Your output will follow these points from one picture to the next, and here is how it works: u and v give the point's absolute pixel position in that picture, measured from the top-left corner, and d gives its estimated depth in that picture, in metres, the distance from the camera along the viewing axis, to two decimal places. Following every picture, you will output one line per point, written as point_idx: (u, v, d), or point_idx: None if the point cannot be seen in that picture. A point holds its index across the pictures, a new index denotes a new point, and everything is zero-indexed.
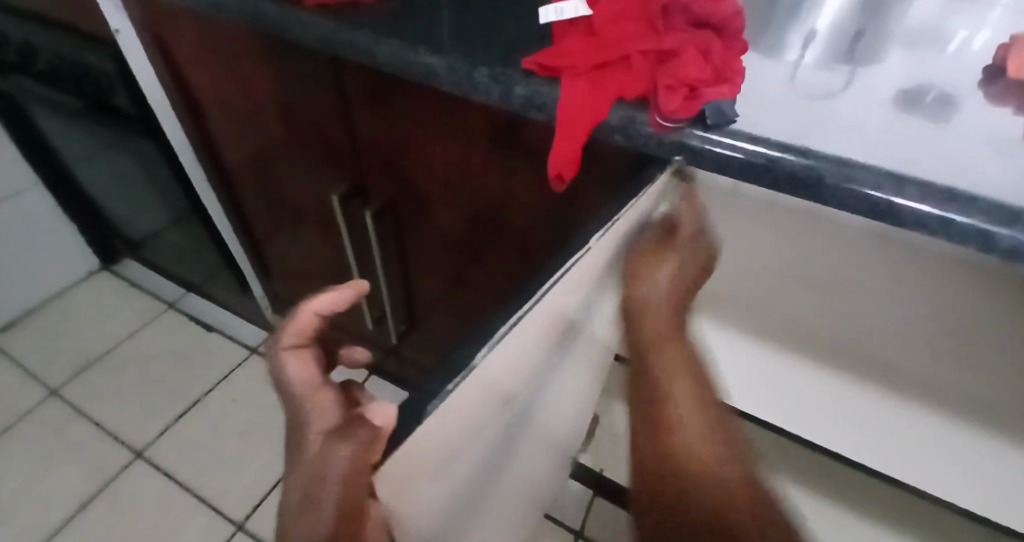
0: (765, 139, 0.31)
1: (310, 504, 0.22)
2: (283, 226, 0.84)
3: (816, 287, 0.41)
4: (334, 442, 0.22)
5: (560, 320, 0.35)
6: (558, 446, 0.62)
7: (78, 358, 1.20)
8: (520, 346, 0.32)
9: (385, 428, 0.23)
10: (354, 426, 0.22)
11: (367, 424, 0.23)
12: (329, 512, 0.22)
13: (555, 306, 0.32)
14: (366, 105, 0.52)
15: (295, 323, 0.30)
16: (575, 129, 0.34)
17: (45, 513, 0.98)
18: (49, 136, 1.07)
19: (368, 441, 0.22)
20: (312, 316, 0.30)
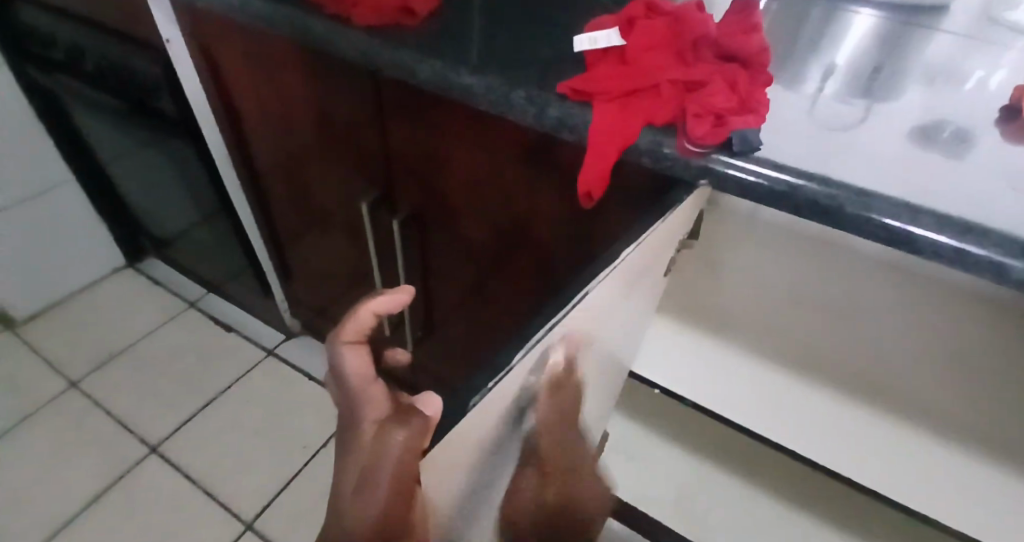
0: (789, 167, 0.33)
1: (364, 483, 0.24)
2: (309, 231, 0.86)
3: (836, 313, 0.44)
4: (388, 429, 0.24)
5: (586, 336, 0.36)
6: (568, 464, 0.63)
7: (99, 352, 1.23)
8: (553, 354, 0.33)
9: (433, 419, 0.25)
10: (409, 415, 0.24)
11: (419, 414, 0.25)
12: (384, 488, 0.23)
13: (584, 319, 0.34)
14: (402, 119, 0.55)
15: (355, 318, 0.30)
16: (606, 150, 0.36)
17: (60, 503, 0.99)
18: (87, 134, 1.11)
19: (420, 429, 0.24)
20: (371, 315, 0.31)
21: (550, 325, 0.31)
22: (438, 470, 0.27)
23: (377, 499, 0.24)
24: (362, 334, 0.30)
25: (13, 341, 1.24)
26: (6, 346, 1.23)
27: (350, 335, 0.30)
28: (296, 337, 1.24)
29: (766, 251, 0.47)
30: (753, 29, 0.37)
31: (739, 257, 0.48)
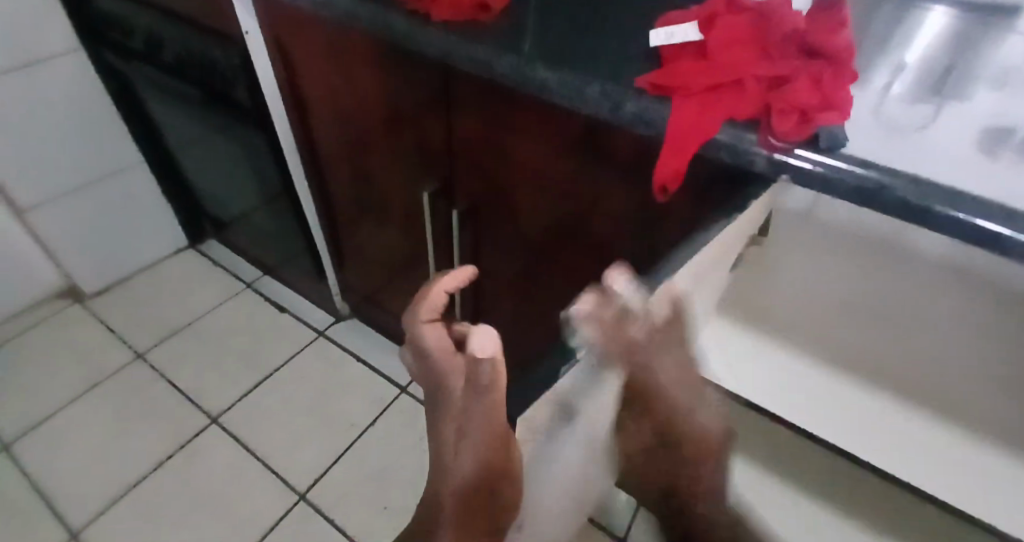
0: (874, 164, 0.33)
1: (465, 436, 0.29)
2: (366, 219, 0.89)
3: (885, 323, 0.44)
4: (473, 389, 0.28)
5: None
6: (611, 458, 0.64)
7: (163, 327, 1.30)
8: None
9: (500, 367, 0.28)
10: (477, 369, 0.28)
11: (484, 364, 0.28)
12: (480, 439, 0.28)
13: None
14: (469, 111, 0.57)
15: (428, 303, 0.34)
16: (685, 145, 0.36)
17: (129, 465, 1.06)
18: (158, 120, 1.18)
19: (491, 378, 0.28)
20: (441, 295, 0.35)
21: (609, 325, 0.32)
22: (529, 428, 0.29)
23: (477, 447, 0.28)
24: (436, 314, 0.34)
25: (86, 313, 1.33)
26: (79, 318, 1.32)
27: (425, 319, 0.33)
28: (345, 321, 1.30)
29: (824, 252, 0.46)
30: (841, 27, 0.37)
31: (789, 260, 0.48)
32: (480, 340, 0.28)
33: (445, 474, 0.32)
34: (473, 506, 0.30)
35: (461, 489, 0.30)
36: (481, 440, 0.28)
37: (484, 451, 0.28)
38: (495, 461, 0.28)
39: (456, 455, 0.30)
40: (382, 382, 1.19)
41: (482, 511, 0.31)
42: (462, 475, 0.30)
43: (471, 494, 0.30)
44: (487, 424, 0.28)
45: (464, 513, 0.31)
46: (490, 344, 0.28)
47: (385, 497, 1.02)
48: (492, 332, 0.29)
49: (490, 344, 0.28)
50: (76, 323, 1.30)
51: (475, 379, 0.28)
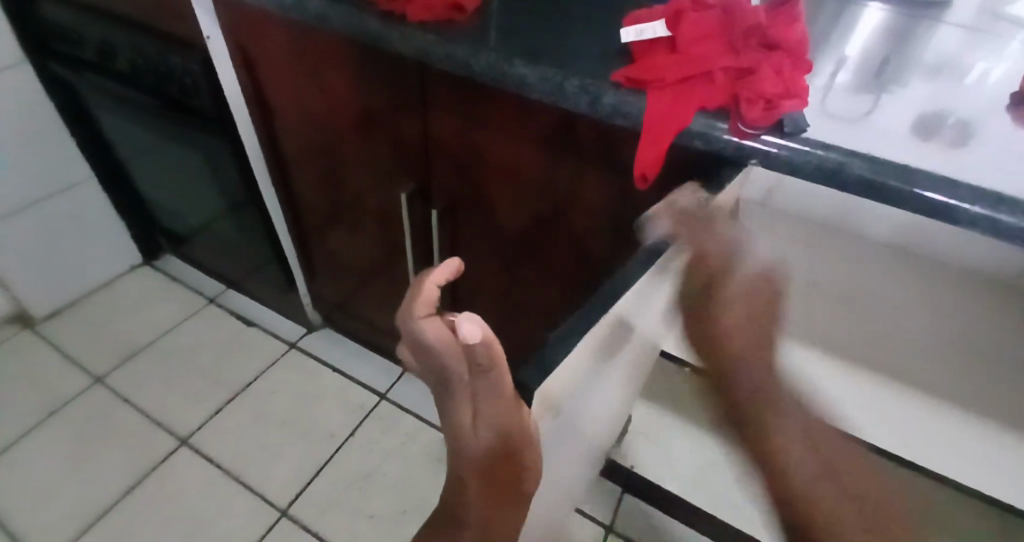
0: (833, 146, 0.36)
1: (478, 416, 0.30)
2: (337, 223, 0.88)
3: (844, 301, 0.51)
4: (479, 378, 0.29)
5: (622, 326, 0.38)
6: (597, 447, 0.65)
7: (123, 348, 1.25)
8: (595, 342, 0.35)
9: (498, 351, 0.28)
10: (477, 359, 0.28)
11: (483, 351, 0.28)
12: (492, 420, 0.29)
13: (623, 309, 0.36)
14: (445, 111, 0.58)
15: (421, 298, 0.33)
16: (662, 134, 0.39)
17: (93, 494, 1.01)
18: (108, 132, 1.13)
19: (492, 363, 0.28)
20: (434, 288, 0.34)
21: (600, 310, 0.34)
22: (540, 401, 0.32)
23: (490, 427, 0.30)
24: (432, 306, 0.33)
25: (36, 339, 1.25)
26: (28, 344, 1.24)
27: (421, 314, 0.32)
28: (318, 331, 1.28)
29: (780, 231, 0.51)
30: (796, 22, 0.40)
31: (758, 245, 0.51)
32: (466, 329, 0.28)
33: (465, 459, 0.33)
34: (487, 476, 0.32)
35: (484, 470, 0.32)
36: (494, 418, 0.29)
37: (502, 427, 0.29)
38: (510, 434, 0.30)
39: (472, 438, 0.31)
40: (361, 390, 1.18)
41: (508, 485, 0.33)
42: (482, 454, 0.31)
43: (492, 472, 0.32)
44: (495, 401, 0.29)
45: (491, 493, 0.33)
46: (479, 329, 0.28)
47: (370, 504, 1.01)
48: (477, 318, 0.29)
49: (477, 328, 0.28)
50: (25, 349, 1.23)
51: (477, 364, 0.29)
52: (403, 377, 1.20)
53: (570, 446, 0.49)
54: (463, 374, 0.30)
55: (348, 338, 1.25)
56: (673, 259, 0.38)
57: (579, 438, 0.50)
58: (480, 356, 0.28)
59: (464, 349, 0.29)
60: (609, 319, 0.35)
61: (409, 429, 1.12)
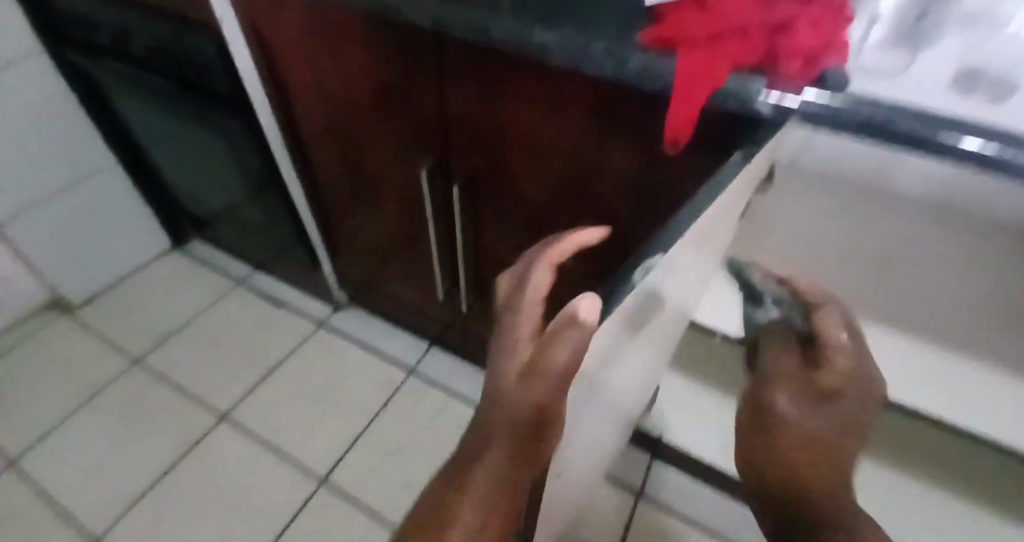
0: (876, 102, 0.34)
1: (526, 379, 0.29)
2: (360, 202, 0.88)
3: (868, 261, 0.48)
4: (551, 345, 0.28)
5: (649, 294, 0.37)
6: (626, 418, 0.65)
7: (158, 330, 1.28)
8: (625, 311, 0.34)
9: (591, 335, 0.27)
10: (569, 329, 0.27)
11: (577, 329, 0.27)
12: (541, 389, 0.29)
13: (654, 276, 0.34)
14: (465, 83, 0.57)
15: (563, 244, 0.32)
16: (694, 95, 0.37)
17: (141, 468, 1.06)
18: (129, 119, 1.14)
19: (579, 341, 0.27)
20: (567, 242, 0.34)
21: None
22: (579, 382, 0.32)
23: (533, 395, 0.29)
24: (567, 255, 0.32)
25: (76, 324, 1.30)
26: (69, 329, 1.29)
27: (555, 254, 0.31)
28: (344, 309, 1.29)
29: (807, 198, 0.48)
30: None
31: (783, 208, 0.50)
32: (584, 309, 0.27)
33: (484, 435, 0.32)
34: (512, 448, 0.31)
35: (500, 445, 0.31)
36: (538, 388, 0.29)
37: (537, 399, 0.29)
38: (538, 412, 0.30)
39: (501, 402, 0.31)
40: (389, 365, 1.20)
41: (516, 475, 0.32)
42: (513, 420, 0.30)
43: (518, 442, 0.31)
44: (537, 374, 0.28)
45: (493, 484, 0.31)
46: (592, 316, 0.27)
47: (405, 472, 1.04)
48: (594, 307, 0.27)
49: (591, 311, 0.27)
50: (66, 335, 1.28)
51: (559, 333, 0.27)
52: (430, 351, 1.22)
53: (599, 421, 0.49)
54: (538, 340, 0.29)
55: (374, 316, 1.27)
56: (706, 226, 0.38)
57: (608, 414, 0.51)
58: (569, 331, 0.27)
59: (567, 321, 0.27)
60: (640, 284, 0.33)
61: (438, 403, 1.14)
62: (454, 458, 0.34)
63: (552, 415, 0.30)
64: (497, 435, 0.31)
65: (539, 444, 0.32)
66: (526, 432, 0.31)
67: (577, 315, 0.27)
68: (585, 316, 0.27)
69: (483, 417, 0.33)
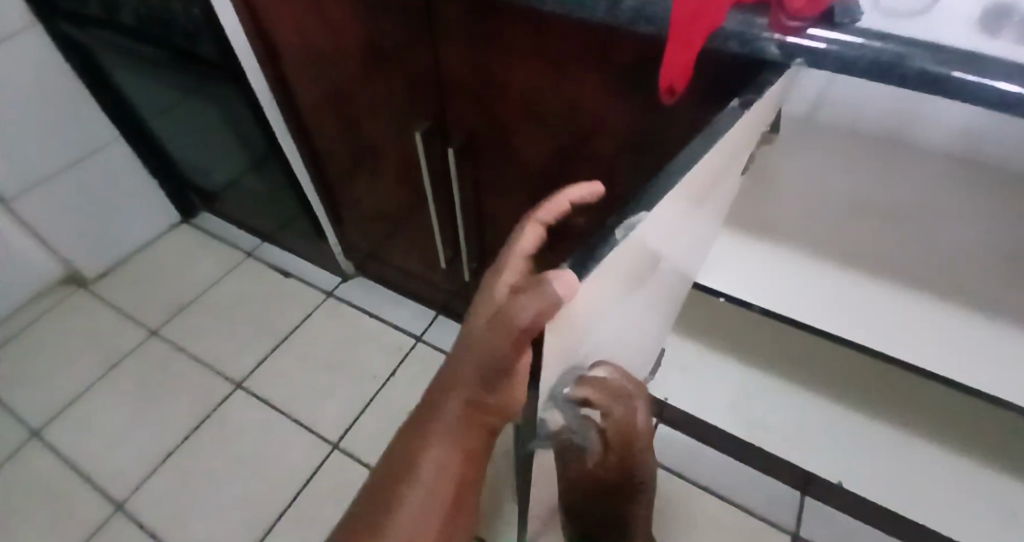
0: (891, 38, 0.31)
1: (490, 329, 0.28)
2: (358, 169, 0.87)
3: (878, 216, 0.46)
4: (517, 299, 0.26)
5: (642, 252, 0.33)
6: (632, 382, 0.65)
7: (172, 302, 1.30)
8: (615, 269, 0.30)
9: (560, 304, 0.24)
10: (539, 289, 0.25)
11: (544, 293, 0.24)
12: (500, 342, 0.27)
13: (645, 233, 0.31)
14: (456, 38, 0.54)
15: (551, 204, 0.35)
16: (691, 40, 0.35)
17: (161, 435, 1.09)
18: (128, 92, 1.13)
19: (545, 308, 0.24)
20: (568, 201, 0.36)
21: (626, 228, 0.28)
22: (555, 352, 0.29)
23: (492, 347, 0.28)
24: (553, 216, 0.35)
25: (91, 298, 1.32)
26: (85, 303, 1.31)
27: (543, 215, 0.35)
28: (352, 279, 1.30)
29: (823, 149, 0.45)
30: None
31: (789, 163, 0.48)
32: (557, 283, 0.24)
33: (450, 382, 0.31)
34: (470, 397, 0.31)
35: (466, 393, 0.31)
36: (497, 343, 0.27)
37: (496, 359, 0.28)
38: (499, 372, 0.29)
39: (470, 353, 0.30)
40: (397, 333, 1.20)
41: (483, 424, 0.32)
42: (474, 366, 0.30)
43: (477, 390, 0.30)
44: (495, 336, 0.27)
45: (460, 428, 0.32)
46: (566, 287, 0.24)
47: None
48: (572, 282, 0.25)
49: (562, 287, 0.24)
50: (83, 308, 1.30)
51: (526, 293, 0.25)
52: (438, 319, 1.22)
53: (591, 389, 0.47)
54: (506, 301, 0.27)
55: (381, 286, 1.27)
56: (704, 177, 0.35)
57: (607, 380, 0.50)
58: (530, 302, 0.25)
59: (540, 285, 0.25)
60: (630, 244, 0.30)
61: None
62: (428, 397, 0.35)
63: (517, 375, 0.29)
64: (462, 384, 0.31)
65: (504, 399, 0.31)
66: (490, 386, 0.30)
67: (546, 286, 0.24)
68: (556, 290, 0.24)
69: (456, 360, 0.32)
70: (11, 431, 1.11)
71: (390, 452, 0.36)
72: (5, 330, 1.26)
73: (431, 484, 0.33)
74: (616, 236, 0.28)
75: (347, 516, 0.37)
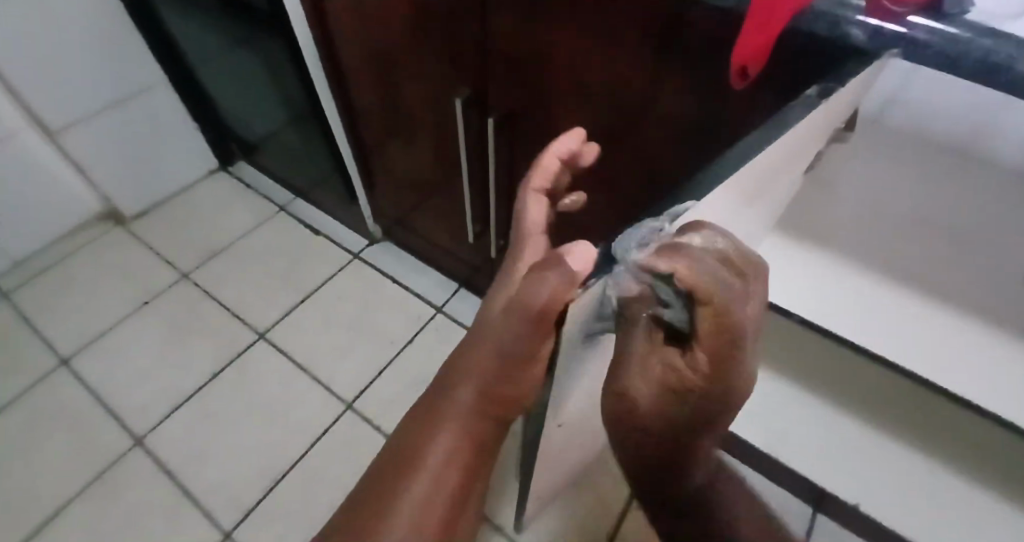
0: (1006, 37, 0.27)
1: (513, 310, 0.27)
2: (395, 133, 0.85)
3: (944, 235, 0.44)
4: (538, 275, 0.26)
5: None
6: None
7: (204, 248, 1.32)
8: None
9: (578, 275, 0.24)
10: (556, 264, 0.25)
11: (563, 267, 0.24)
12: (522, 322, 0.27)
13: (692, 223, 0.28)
14: (508, 1, 0.51)
15: (541, 169, 0.39)
16: (771, 19, 0.31)
17: (185, 377, 1.12)
18: (176, 34, 1.13)
19: (566, 282, 0.24)
20: (555, 160, 0.39)
21: (674, 214, 0.25)
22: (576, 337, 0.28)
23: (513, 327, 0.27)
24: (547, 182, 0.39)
25: (127, 236, 1.35)
26: (120, 241, 1.34)
27: (538, 183, 0.38)
28: (379, 243, 1.29)
29: (888, 160, 0.43)
30: None
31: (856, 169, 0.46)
32: (574, 252, 0.25)
33: (460, 368, 0.31)
34: (487, 379, 0.30)
35: (482, 377, 0.30)
36: (518, 323, 0.27)
37: (515, 342, 0.28)
38: (520, 352, 0.28)
39: (488, 336, 0.30)
40: (419, 302, 1.20)
41: (494, 412, 0.32)
42: (495, 348, 0.29)
43: (495, 372, 0.30)
44: (518, 318, 0.27)
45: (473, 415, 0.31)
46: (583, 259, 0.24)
47: None
48: (591, 254, 0.25)
49: (583, 258, 0.24)
50: (118, 244, 1.34)
51: (545, 272, 0.25)
52: (460, 292, 1.21)
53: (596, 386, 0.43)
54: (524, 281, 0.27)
55: (406, 253, 1.26)
56: (767, 171, 0.33)
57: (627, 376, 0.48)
58: (548, 276, 0.25)
59: (558, 262, 0.25)
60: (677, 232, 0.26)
61: None
62: (436, 384, 0.34)
63: (536, 358, 0.29)
64: (474, 369, 0.31)
65: (516, 387, 0.31)
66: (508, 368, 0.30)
67: (564, 262, 0.25)
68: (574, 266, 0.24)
69: (471, 344, 0.32)
70: (42, 358, 1.16)
71: (389, 446, 0.34)
72: (45, 259, 1.31)
73: (436, 478, 0.32)
74: (659, 222, 0.25)
75: (335, 519, 0.34)
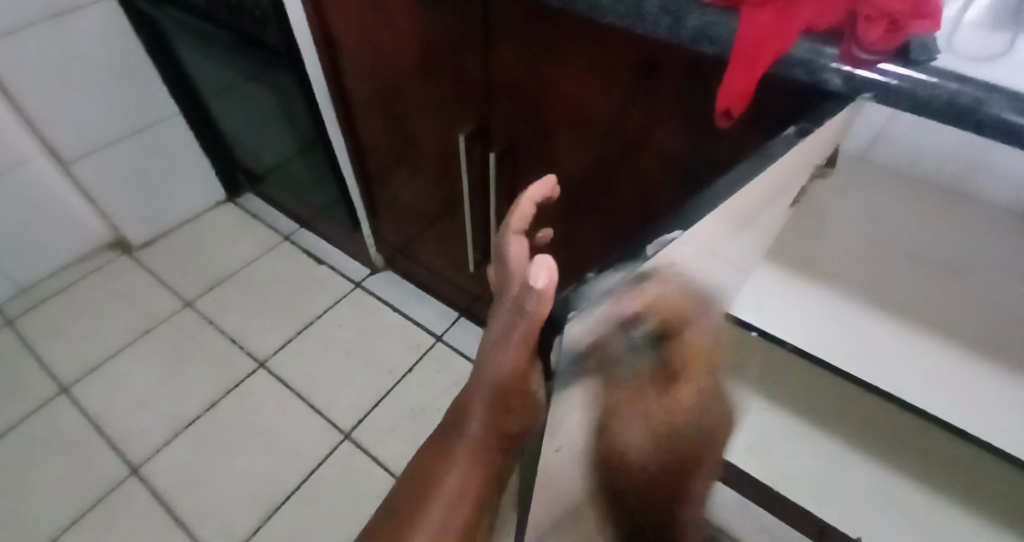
0: (970, 81, 0.29)
1: (505, 343, 0.28)
2: (399, 165, 0.87)
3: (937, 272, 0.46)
4: (520, 303, 0.27)
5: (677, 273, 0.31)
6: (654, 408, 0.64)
7: (207, 277, 1.34)
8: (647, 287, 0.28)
9: (544, 291, 0.25)
10: (527, 290, 0.26)
11: (531, 290, 0.25)
12: (513, 356, 0.27)
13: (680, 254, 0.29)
14: (510, 42, 0.54)
15: (518, 210, 0.34)
16: (756, 65, 0.34)
17: (183, 406, 1.11)
18: (191, 70, 1.17)
19: (537, 304, 0.25)
20: (529, 201, 0.35)
21: (662, 242, 0.27)
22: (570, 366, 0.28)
23: (508, 362, 0.28)
24: (526, 223, 0.34)
25: (132, 263, 1.37)
26: (126, 268, 1.36)
27: (515, 224, 0.33)
28: (380, 272, 1.31)
29: (879, 189, 0.52)
30: None
31: None
32: (534, 266, 0.26)
33: (468, 401, 0.32)
34: (490, 415, 0.31)
35: (484, 416, 0.31)
36: (510, 358, 0.28)
37: (502, 369, 0.28)
38: (513, 387, 0.29)
39: (484, 374, 0.30)
40: (419, 330, 1.21)
41: (500, 446, 0.32)
42: (492, 383, 0.29)
43: (497, 406, 0.30)
44: (504, 339, 0.28)
45: (480, 452, 0.32)
46: (545, 276, 0.25)
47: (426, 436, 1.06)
48: (549, 268, 0.26)
49: (545, 273, 0.25)
50: (124, 271, 1.35)
51: (522, 304, 0.26)
52: (459, 321, 1.22)
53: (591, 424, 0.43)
54: (507, 307, 0.29)
55: (408, 282, 1.28)
56: (753, 204, 0.34)
57: None
58: (520, 292, 0.26)
59: (526, 285, 0.26)
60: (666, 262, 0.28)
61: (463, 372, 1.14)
62: (443, 422, 0.34)
63: (527, 392, 0.29)
64: (480, 406, 0.31)
65: (521, 417, 0.30)
66: (505, 404, 0.30)
67: (533, 282, 0.25)
68: (540, 282, 0.25)
69: (470, 385, 0.32)
70: (42, 384, 1.16)
71: (401, 483, 0.35)
72: (50, 285, 1.33)
73: (448, 511, 0.32)
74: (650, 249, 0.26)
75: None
